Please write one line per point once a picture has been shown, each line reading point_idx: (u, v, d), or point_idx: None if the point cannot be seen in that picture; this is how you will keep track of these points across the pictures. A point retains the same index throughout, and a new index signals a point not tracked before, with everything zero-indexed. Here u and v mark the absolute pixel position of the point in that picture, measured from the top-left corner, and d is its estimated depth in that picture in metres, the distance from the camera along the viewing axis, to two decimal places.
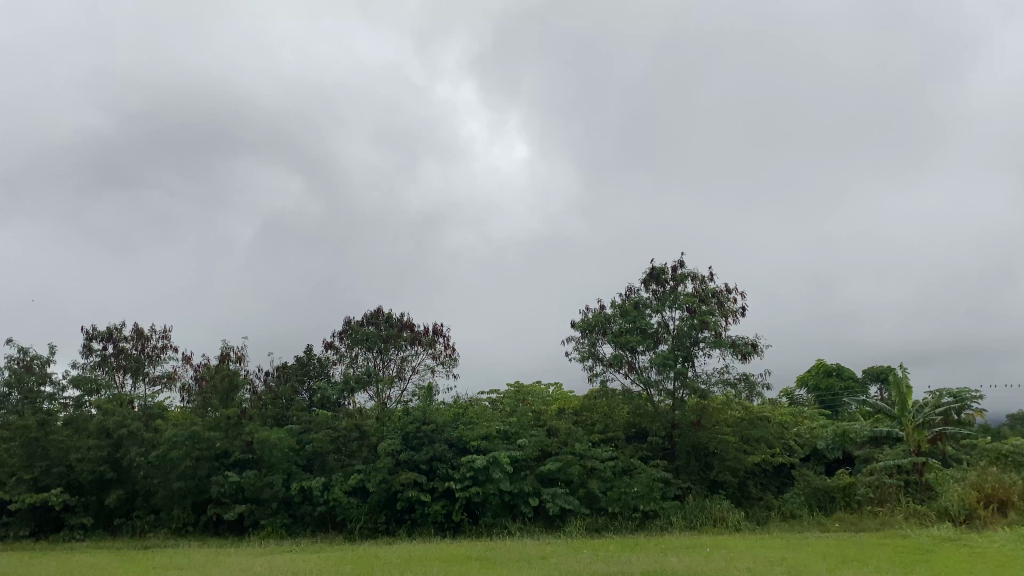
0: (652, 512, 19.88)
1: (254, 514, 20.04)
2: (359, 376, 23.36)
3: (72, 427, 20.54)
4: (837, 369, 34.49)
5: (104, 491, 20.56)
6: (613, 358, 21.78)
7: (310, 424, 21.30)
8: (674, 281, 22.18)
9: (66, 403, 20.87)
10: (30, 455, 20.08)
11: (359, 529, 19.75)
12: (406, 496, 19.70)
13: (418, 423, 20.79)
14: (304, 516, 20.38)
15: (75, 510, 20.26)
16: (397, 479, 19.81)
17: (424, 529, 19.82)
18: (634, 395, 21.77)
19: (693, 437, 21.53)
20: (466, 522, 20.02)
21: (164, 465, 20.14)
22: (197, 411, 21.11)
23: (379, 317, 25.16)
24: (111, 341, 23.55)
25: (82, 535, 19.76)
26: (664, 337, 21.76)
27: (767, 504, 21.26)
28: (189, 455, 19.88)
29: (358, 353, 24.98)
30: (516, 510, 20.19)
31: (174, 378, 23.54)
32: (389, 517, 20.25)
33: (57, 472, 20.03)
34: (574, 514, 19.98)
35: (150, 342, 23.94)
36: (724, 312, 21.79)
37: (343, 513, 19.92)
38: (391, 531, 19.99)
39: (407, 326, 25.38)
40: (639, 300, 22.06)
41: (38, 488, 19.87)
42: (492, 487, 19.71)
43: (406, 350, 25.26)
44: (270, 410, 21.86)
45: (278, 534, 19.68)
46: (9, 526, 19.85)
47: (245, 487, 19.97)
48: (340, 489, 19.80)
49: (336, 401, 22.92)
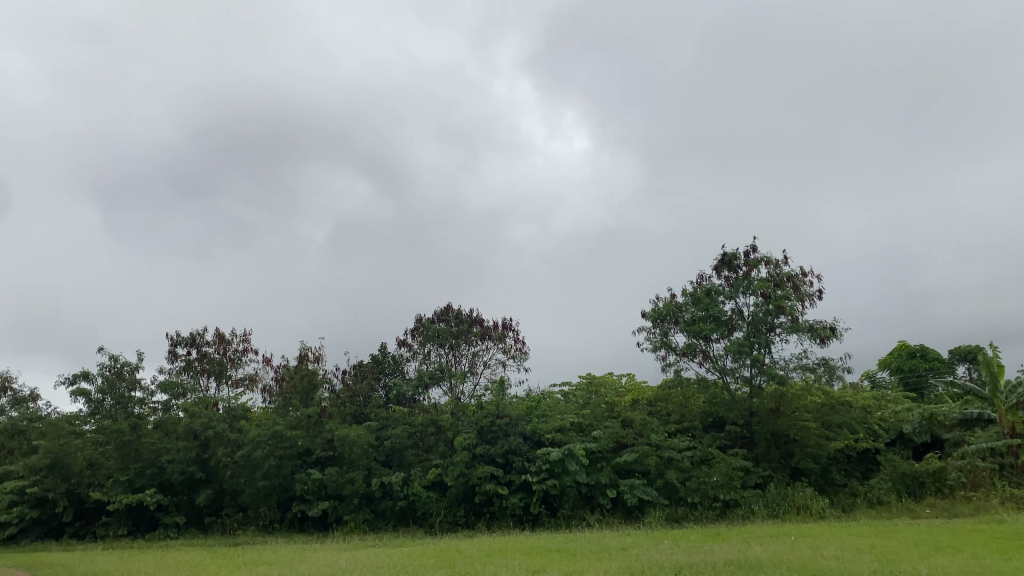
0: (733, 501, 19.57)
1: (337, 510, 20.53)
2: (433, 371, 23.69)
3: (162, 430, 21.31)
4: (921, 349, 33.39)
5: (195, 491, 21.26)
6: (687, 347, 21.58)
7: (387, 420, 21.66)
8: (747, 266, 21.80)
9: (155, 407, 21.72)
10: (125, 457, 20.95)
11: (439, 522, 20.01)
12: (483, 489, 19.89)
13: (492, 417, 20.90)
14: (385, 511, 20.77)
15: (168, 509, 20.99)
16: (474, 473, 19.99)
17: (503, 522, 19.97)
18: (709, 384, 21.48)
19: (773, 425, 21.12)
20: (544, 514, 20.07)
21: (250, 465, 20.75)
22: (278, 411, 21.69)
23: (448, 314, 25.44)
24: (195, 346, 24.35)
25: (175, 533, 20.50)
26: (738, 324, 21.39)
27: (853, 491, 20.77)
28: (272, 455, 20.42)
29: (430, 349, 25.29)
30: (593, 503, 20.18)
31: (255, 379, 24.19)
32: (468, 510, 20.48)
33: (151, 474, 20.85)
34: (653, 505, 19.84)
35: (231, 346, 24.68)
36: (801, 295, 21.34)
37: (424, 507, 20.23)
38: (471, 525, 20.19)
39: (477, 322, 25.52)
40: (711, 287, 21.78)
41: (133, 488, 20.71)
42: (568, 479, 19.78)
43: (477, 345, 25.37)
44: (348, 407, 22.40)
45: (361, 529, 20.12)
46: (108, 525, 20.72)
47: (328, 483, 20.50)
48: (419, 484, 20.11)
49: (412, 397, 23.29)
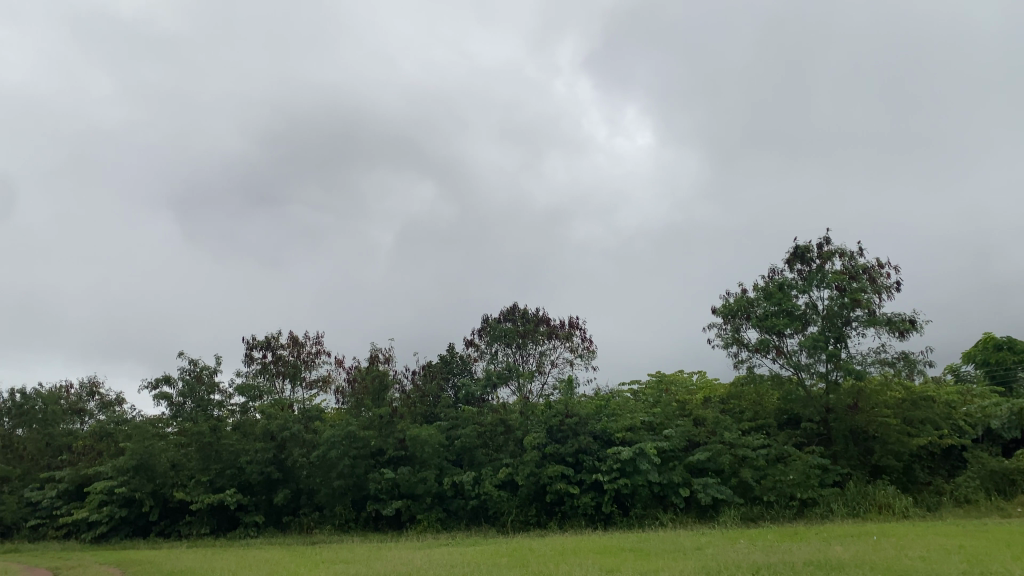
0: (811, 500, 19.11)
1: (410, 509, 20.80)
2: (501, 371, 23.80)
3: (240, 431, 21.92)
4: (1009, 342, 32.03)
5: (272, 491, 21.78)
6: (759, 342, 21.18)
7: (458, 420, 21.82)
8: (820, 259, 21.28)
9: (233, 409, 22.23)
10: (206, 458, 21.68)
11: (511, 522, 20.07)
12: (554, 489, 19.88)
13: (561, 416, 20.87)
14: (458, 510, 20.94)
15: (248, 509, 21.56)
16: (545, 473, 19.99)
17: (575, 521, 19.94)
18: (783, 380, 21.01)
19: (851, 421, 20.55)
20: (616, 514, 19.95)
21: (325, 465, 21.18)
22: (351, 411, 22.09)
23: (515, 313, 25.52)
24: (270, 349, 24.95)
25: (255, 532, 21.05)
26: (813, 318, 20.88)
27: (938, 489, 20.08)
28: (347, 455, 20.77)
29: (497, 349, 25.39)
30: (666, 502, 19.97)
31: (328, 381, 24.66)
32: (540, 509, 20.49)
33: (231, 474, 21.47)
34: (728, 504, 19.50)
35: (305, 348, 25.21)
36: (877, 288, 20.73)
37: (495, 506, 20.32)
38: (543, 524, 20.19)
39: (544, 321, 25.51)
40: (784, 281, 21.31)
41: (214, 488, 21.38)
42: (640, 478, 19.62)
43: (544, 344, 25.35)
44: (419, 407, 22.65)
45: (434, 527, 20.33)
46: (192, 524, 21.40)
47: (401, 483, 20.76)
48: (489, 483, 20.21)
49: (480, 397, 23.44)
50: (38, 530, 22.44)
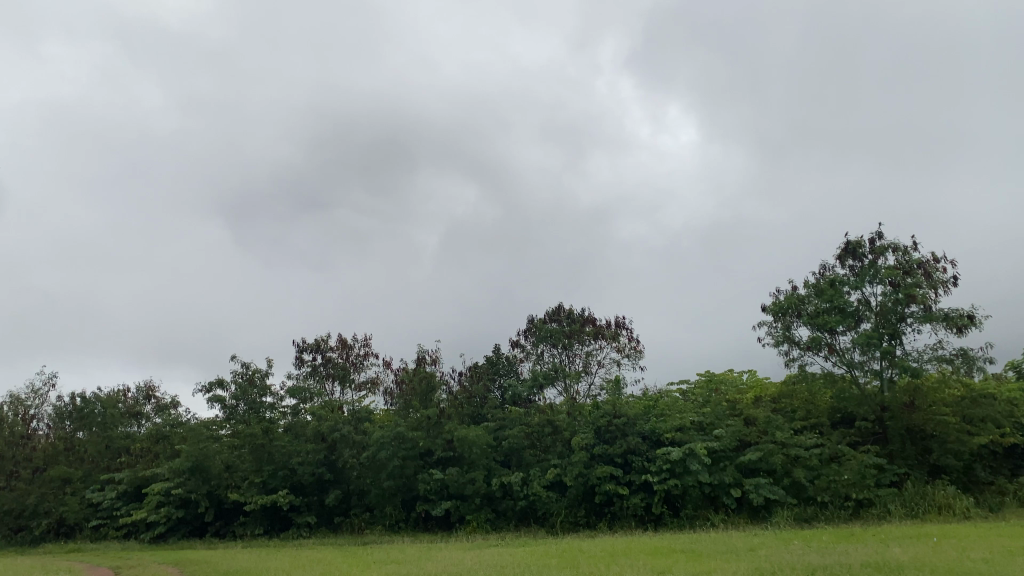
0: (867, 500, 18.71)
1: (459, 510, 20.89)
2: (548, 372, 23.79)
3: (292, 432, 22.23)
4: None
5: (324, 491, 22.07)
6: (811, 340, 20.82)
7: (505, 420, 21.84)
8: (872, 255, 20.85)
9: (285, 411, 22.54)
10: (259, 460, 22.09)
11: (560, 522, 20.04)
12: (604, 490, 19.79)
13: (609, 417, 20.74)
14: (507, 510, 20.96)
15: (300, 509, 21.87)
16: (594, 474, 19.91)
17: (625, 522, 19.83)
18: (836, 379, 20.65)
19: (907, 419, 20.08)
20: (667, 515, 19.79)
21: (375, 466, 21.37)
22: (400, 413, 22.26)
23: (560, 314, 25.46)
24: (319, 351, 25.27)
25: (308, 533, 21.33)
26: (866, 315, 20.46)
27: (1000, 489, 19.50)
28: (396, 456, 20.93)
29: (543, 349, 25.37)
30: (717, 502, 19.75)
31: (376, 382, 24.87)
32: (589, 510, 20.42)
33: (283, 475, 21.83)
34: (781, 504, 19.19)
35: (353, 350, 25.48)
36: (933, 283, 20.23)
37: (545, 507, 20.30)
38: (592, 525, 20.13)
39: (590, 321, 25.42)
40: (835, 278, 20.94)
41: (267, 489, 21.75)
42: (690, 479, 19.44)
43: (591, 344, 25.24)
44: (466, 408, 22.72)
45: (483, 528, 20.37)
46: (246, 525, 21.77)
47: (450, 484, 20.88)
48: (538, 484, 20.20)
49: (527, 397, 23.56)
50: (99, 530, 23.04)
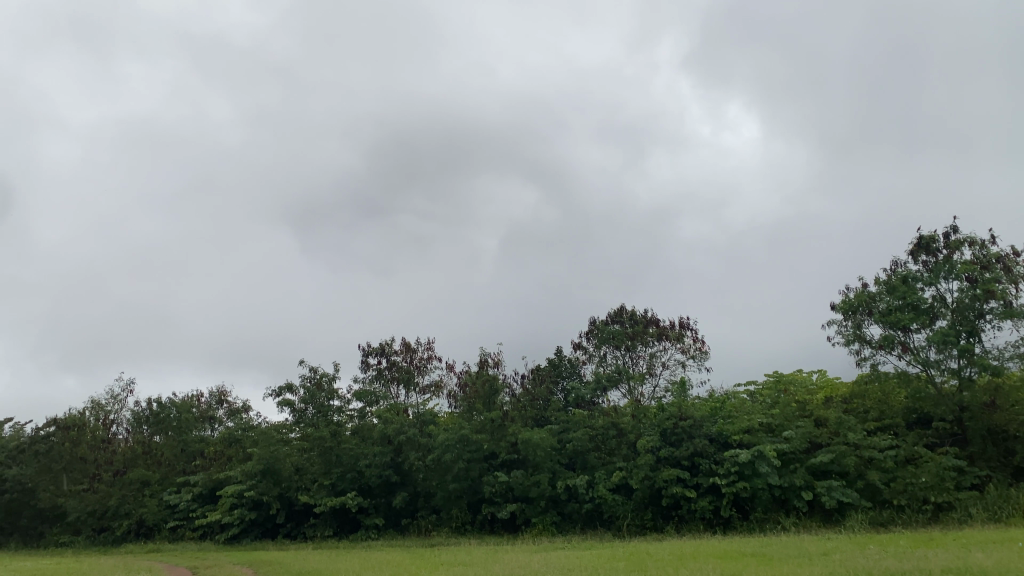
0: (947, 504, 18.07)
1: (525, 513, 20.90)
2: (611, 374, 23.65)
3: (359, 435, 22.62)
4: None
5: (391, 493, 22.34)
6: (883, 339, 20.26)
7: (569, 423, 21.77)
8: (947, 249, 20.18)
9: (352, 414, 22.97)
10: (328, 462, 22.54)
11: (627, 526, 19.89)
12: (671, 493, 19.58)
13: (674, 419, 20.47)
14: (572, 513, 20.91)
15: (369, 511, 22.19)
16: (660, 476, 19.71)
17: (693, 526, 19.60)
18: (911, 377, 20.16)
19: (988, 420, 19.39)
20: (736, 518, 19.49)
21: (440, 468, 21.53)
22: (463, 415, 22.30)
23: (623, 315, 25.29)
24: (384, 355, 25.60)
25: (376, 534, 21.60)
26: (942, 312, 19.79)
27: None
28: (461, 458, 21.06)
29: (606, 351, 25.22)
30: (788, 505, 19.36)
31: (440, 386, 25.07)
32: (656, 513, 20.23)
33: (351, 478, 22.17)
34: (855, 508, 18.69)
35: (417, 354, 25.76)
36: (1013, 278, 19.47)
37: (610, 510, 20.17)
38: (659, 528, 19.93)
39: (653, 322, 25.17)
40: (908, 274, 20.33)
41: (336, 491, 22.12)
42: (760, 481, 19.07)
43: (654, 345, 25.01)
44: (529, 411, 22.75)
45: (549, 531, 20.34)
46: (316, 526, 22.17)
47: (515, 486, 20.95)
48: (604, 487, 20.08)
49: (591, 399, 23.41)
50: (177, 531, 23.73)
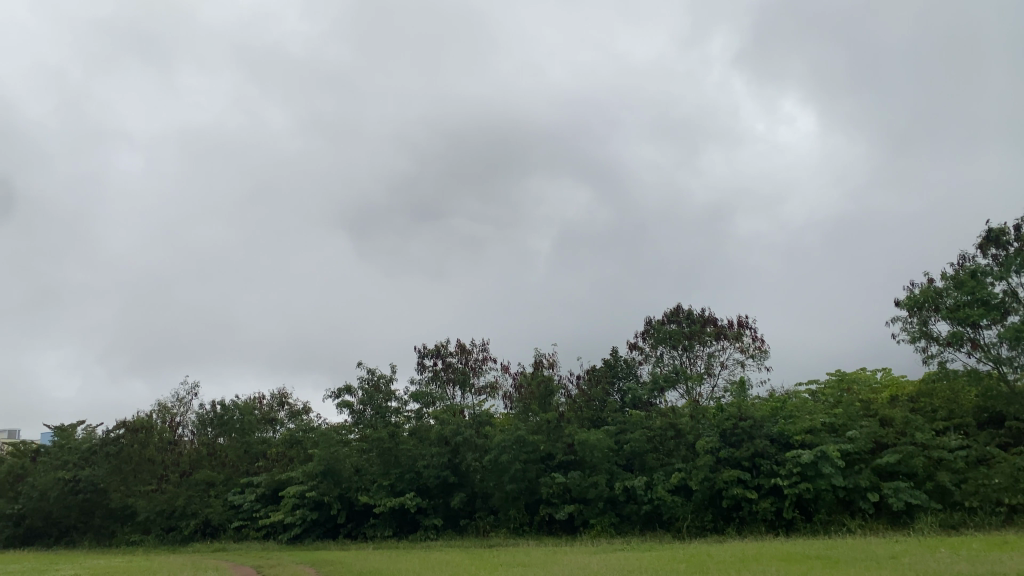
0: (1022, 506, 17.40)
1: (583, 514, 20.83)
2: (668, 374, 23.42)
3: (417, 436, 22.81)
4: None
5: (449, 494, 22.47)
6: (951, 336, 19.70)
7: (626, 424, 21.62)
8: (1018, 242, 19.50)
9: (409, 415, 23.14)
10: (387, 463, 22.76)
11: (687, 527, 19.67)
12: (731, 494, 19.30)
13: (734, 419, 20.19)
14: (631, 514, 20.76)
15: (427, 512, 22.38)
16: (721, 477, 19.45)
17: (754, 528, 19.30)
18: (982, 376, 19.44)
19: None
20: (799, 519, 19.13)
21: (497, 469, 21.56)
22: (519, 416, 22.33)
23: (679, 315, 25.02)
24: (440, 357, 25.76)
25: (435, 534, 21.77)
26: (1013, 307, 19.12)
27: None
28: (517, 459, 21.03)
29: (662, 351, 24.98)
30: (853, 507, 18.93)
31: (496, 387, 25.13)
32: (716, 515, 19.97)
33: (410, 478, 22.36)
34: (923, 510, 18.16)
35: (472, 355, 25.86)
36: None
37: (670, 511, 19.97)
38: (720, 530, 19.68)
39: (710, 321, 24.87)
40: (976, 268, 19.69)
41: (395, 492, 22.36)
42: (823, 482, 18.67)
43: (712, 345, 24.68)
44: (585, 412, 22.66)
45: (608, 532, 20.24)
46: (376, 526, 22.44)
47: (572, 487, 20.94)
48: (663, 488, 19.90)
49: (648, 400, 23.19)
50: (241, 531, 24.24)
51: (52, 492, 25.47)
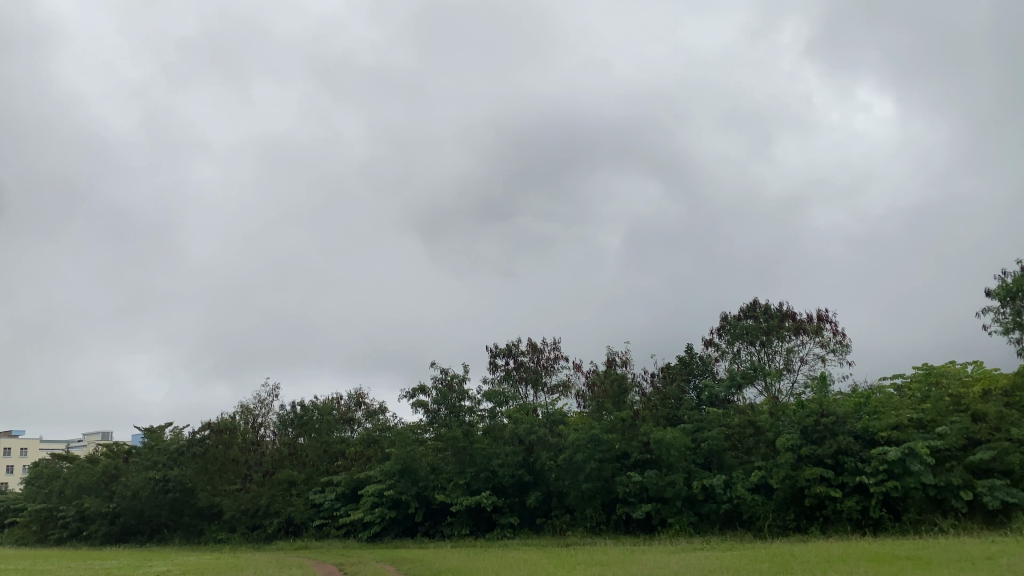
0: None
1: (661, 513, 20.58)
2: (746, 371, 22.99)
3: (491, 435, 22.87)
4: None
5: (525, 493, 22.48)
6: None
7: (702, 422, 21.25)
8: None
9: (483, 414, 23.21)
10: (462, 462, 22.89)
11: (768, 527, 19.28)
12: (814, 493, 18.81)
13: (815, 416, 19.61)
14: (710, 513, 20.42)
15: (504, 510, 22.44)
16: (803, 475, 18.94)
17: (840, 527, 18.76)
18: None
19: None
20: (887, 518, 18.52)
21: (572, 468, 21.44)
22: (593, 415, 22.19)
23: (756, 309, 24.52)
24: (512, 356, 25.80)
25: (512, 533, 21.85)
26: None
27: None
28: (592, 457, 20.85)
29: (739, 347, 24.50)
30: (945, 506, 18.20)
31: (569, 386, 25.02)
32: (799, 514, 19.46)
33: (485, 477, 22.49)
34: (1022, 509, 17.35)
35: (544, 354, 25.84)
36: None
37: (750, 510, 19.58)
38: (803, 530, 19.17)
39: (789, 316, 24.31)
40: None
41: (471, 491, 22.50)
42: (912, 480, 18.07)
43: (791, 340, 24.10)
44: (660, 410, 22.37)
45: (687, 532, 19.97)
46: (453, 525, 22.64)
47: (649, 486, 20.65)
48: (742, 487, 19.52)
49: (725, 398, 22.80)
50: (323, 529, 24.79)
51: (144, 491, 26.45)
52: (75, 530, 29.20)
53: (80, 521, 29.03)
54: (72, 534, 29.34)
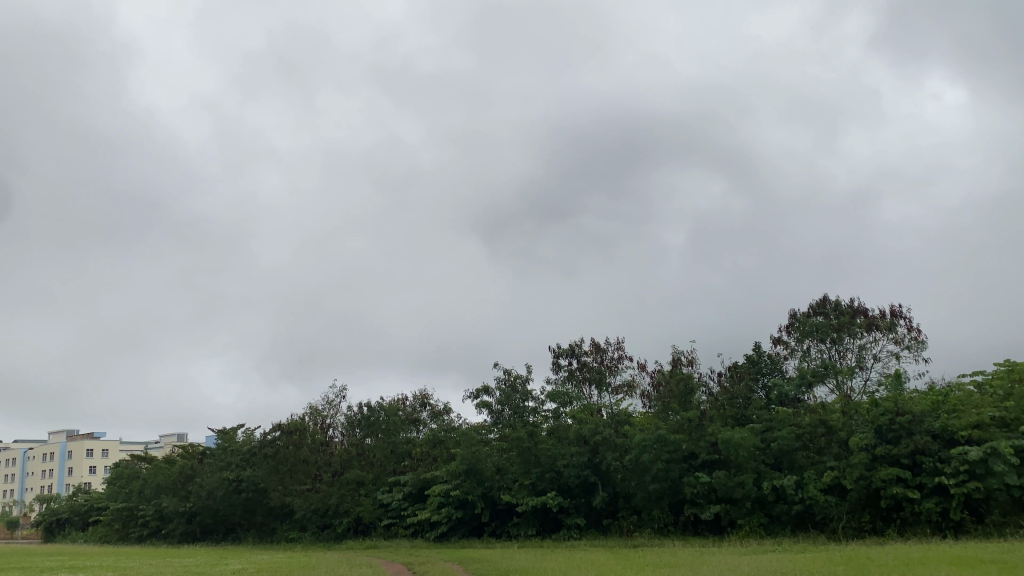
0: None
1: (730, 514, 20.28)
2: (816, 369, 22.42)
3: (555, 436, 22.81)
4: None
5: (591, 493, 22.39)
6: None
7: (772, 422, 20.74)
8: None
9: (547, 414, 23.16)
10: (527, 462, 22.90)
11: (843, 528, 18.83)
12: (890, 493, 18.30)
13: (890, 415, 18.99)
14: (781, 514, 20.02)
15: (570, 511, 22.41)
16: (878, 476, 18.42)
17: (918, 530, 18.17)
18: None
19: None
20: (969, 521, 17.85)
21: (638, 468, 21.18)
22: (659, 415, 21.94)
23: (826, 306, 23.93)
24: (574, 356, 25.70)
25: (578, 534, 21.80)
26: None
27: None
28: (659, 458, 20.62)
29: (809, 345, 23.91)
30: None
31: (633, 385, 24.81)
32: (874, 515, 18.93)
33: (551, 477, 22.45)
34: None
35: (607, 354, 25.68)
36: None
37: (823, 512, 19.12)
38: (879, 531, 18.68)
39: (860, 312, 23.65)
40: None
41: (536, 491, 22.54)
42: (995, 481, 17.39)
43: (863, 337, 23.46)
44: (728, 410, 21.96)
45: (757, 534, 19.64)
46: (519, 525, 22.71)
47: (718, 487, 20.34)
48: (814, 488, 19.07)
49: (795, 397, 22.27)
50: (391, 528, 25.10)
51: (219, 491, 27.16)
52: (154, 529, 30.14)
53: (159, 520, 29.95)
54: (152, 533, 30.28)
